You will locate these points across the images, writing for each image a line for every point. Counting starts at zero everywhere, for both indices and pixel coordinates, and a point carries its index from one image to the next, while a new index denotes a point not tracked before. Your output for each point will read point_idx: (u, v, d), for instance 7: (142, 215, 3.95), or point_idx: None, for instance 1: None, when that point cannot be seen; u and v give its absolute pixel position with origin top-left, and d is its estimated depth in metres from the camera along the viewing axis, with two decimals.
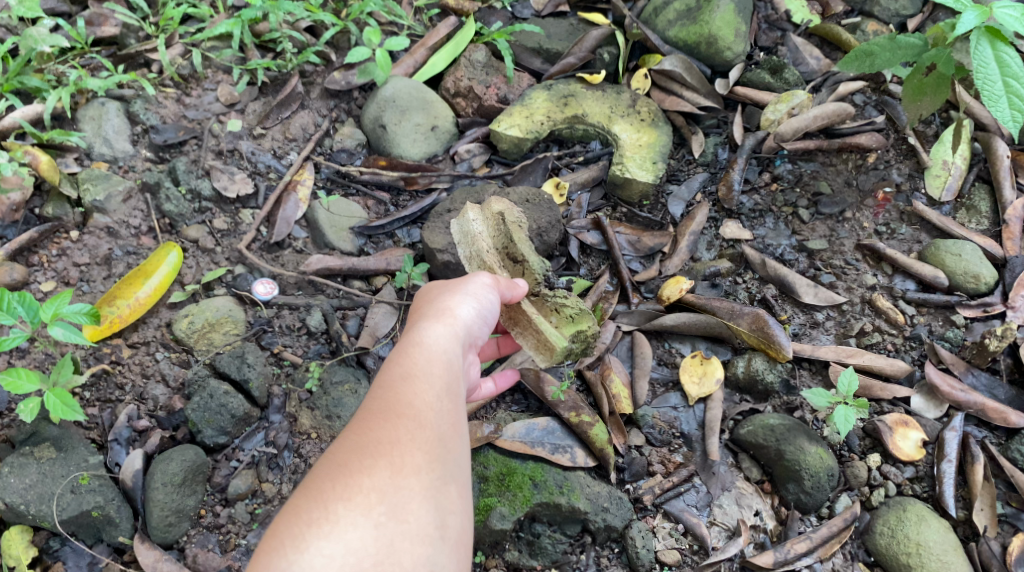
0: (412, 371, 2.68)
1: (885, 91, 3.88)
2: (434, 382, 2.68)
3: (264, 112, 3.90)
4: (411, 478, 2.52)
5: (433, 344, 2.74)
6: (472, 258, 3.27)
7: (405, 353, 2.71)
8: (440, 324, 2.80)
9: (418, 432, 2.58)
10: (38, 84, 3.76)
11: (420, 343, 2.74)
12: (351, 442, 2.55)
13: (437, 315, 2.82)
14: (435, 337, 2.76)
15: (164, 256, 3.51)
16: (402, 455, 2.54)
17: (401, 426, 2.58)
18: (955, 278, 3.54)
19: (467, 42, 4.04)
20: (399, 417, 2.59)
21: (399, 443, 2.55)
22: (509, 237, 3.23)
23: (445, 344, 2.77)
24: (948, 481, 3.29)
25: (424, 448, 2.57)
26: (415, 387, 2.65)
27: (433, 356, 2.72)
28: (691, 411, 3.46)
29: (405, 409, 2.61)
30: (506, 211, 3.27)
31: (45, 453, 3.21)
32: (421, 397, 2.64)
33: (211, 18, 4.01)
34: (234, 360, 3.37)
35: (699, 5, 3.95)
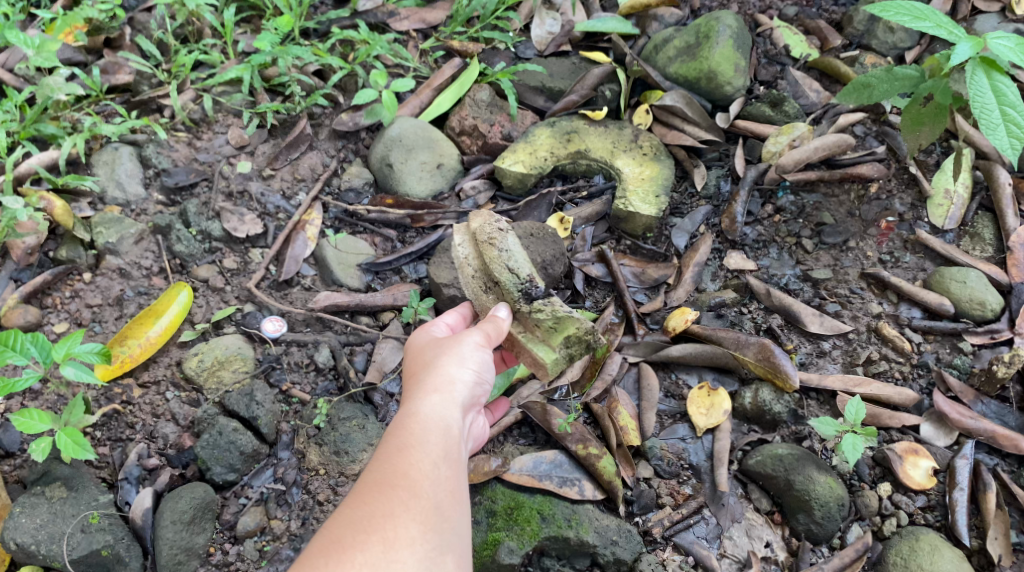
0: (409, 441, 2.70)
1: (885, 122, 3.93)
2: (431, 451, 2.69)
3: (273, 154, 3.97)
4: (407, 551, 2.55)
5: (429, 414, 2.75)
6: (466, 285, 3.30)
7: (402, 424, 2.73)
8: (436, 391, 2.80)
9: (414, 503, 2.60)
10: (54, 131, 3.86)
11: (416, 414, 2.75)
12: (344, 518, 2.58)
13: (432, 382, 2.82)
14: (431, 407, 2.77)
15: (174, 296, 3.57)
16: (397, 527, 2.57)
17: (395, 500, 2.60)
18: (961, 306, 3.54)
19: (471, 82, 4.11)
20: (393, 490, 2.61)
21: (393, 516, 2.58)
22: (484, 259, 3.20)
23: (443, 412, 2.78)
24: (960, 510, 3.26)
25: (419, 518, 2.59)
26: (411, 457, 2.67)
27: (430, 425, 2.74)
28: (699, 443, 3.45)
29: (400, 481, 2.62)
30: (479, 228, 3.23)
31: (57, 492, 3.23)
32: (417, 467, 2.65)
33: (222, 64, 4.10)
34: (244, 398, 3.40)
35: (698, 41, 3.99)
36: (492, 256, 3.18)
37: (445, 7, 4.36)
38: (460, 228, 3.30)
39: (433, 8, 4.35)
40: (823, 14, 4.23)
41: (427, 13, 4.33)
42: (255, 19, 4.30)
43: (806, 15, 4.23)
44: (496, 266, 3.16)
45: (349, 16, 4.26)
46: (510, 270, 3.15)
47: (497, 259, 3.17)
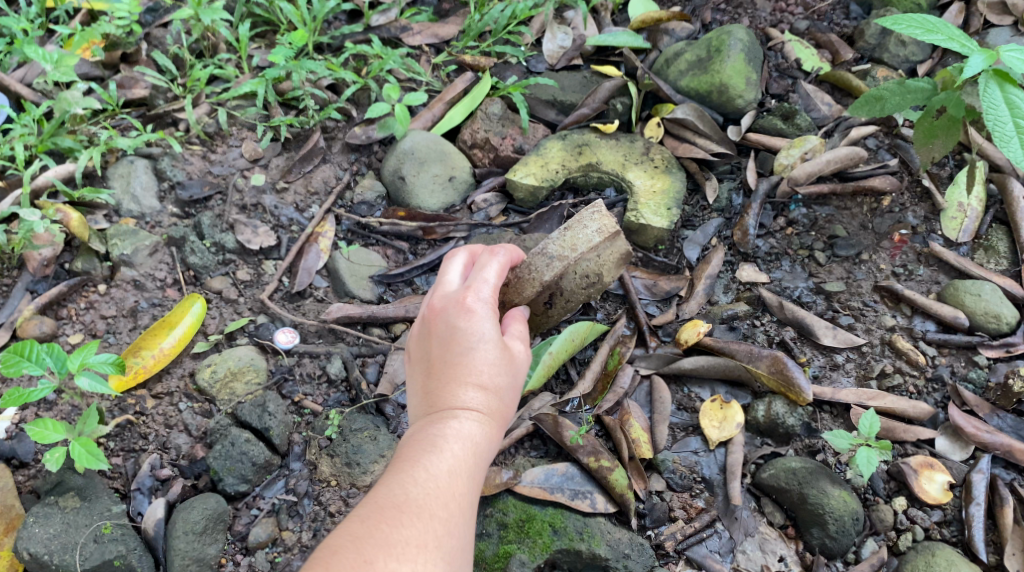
0: (455, 467, 2.74)
1: (897, 135, 3.93)
2: (469, 485, 2.75)
3: (287, 166, 4.00)
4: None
5: (479, 442, 2.80)
6: (550, 264, 3.25)
7: (453, 444, 2.76)
8: (491, 418, 2.85)
9: (446, 538, 2.62)
10: (71, 145, 3.88)
11: (469, 439, 2.79)
12: (379, 537, 2.55)
13: (492, 406, 2.85)
14: (483, 435, 2.82)
15: (188, 307, 3.59)
16: (426, 559, 2.55)
17: (430, 530, 2.61)
18: (976, 318, 3.52)
19: (483, 96, 4.13)
20: (433, 519, 2.63)
21: (425, 548, 2.57)
22: (571, 294, 3.33)
23: (487, 443, 2.83)
24: (977, 524, 3.23)
25: (448, 557, 2.60)
26: (452, 487, 2.71)
27: (477, 454, 2.79)
28: (712, 455, 3.42)
29: (439, 512, 2.65)
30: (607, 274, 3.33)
31: (70, 502, 3.24)
32: (456, 500, 2.70)
33: (236, 78, 4.14)
34: (256, 409, 3.41)
35: (710, 55, 4.00)
36: (574, 295, 3.34)
37: (457, 22, 4.38)
38: (611, 251, 3.29)
39: (445, 23, 4.38)
40: (835, 28, 4.25)
41: (439, 28, 4.36)
42: (270, 34, 4.34)
43: (817, 29, 4.24)
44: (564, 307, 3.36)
45: (363, 31, 4.30)
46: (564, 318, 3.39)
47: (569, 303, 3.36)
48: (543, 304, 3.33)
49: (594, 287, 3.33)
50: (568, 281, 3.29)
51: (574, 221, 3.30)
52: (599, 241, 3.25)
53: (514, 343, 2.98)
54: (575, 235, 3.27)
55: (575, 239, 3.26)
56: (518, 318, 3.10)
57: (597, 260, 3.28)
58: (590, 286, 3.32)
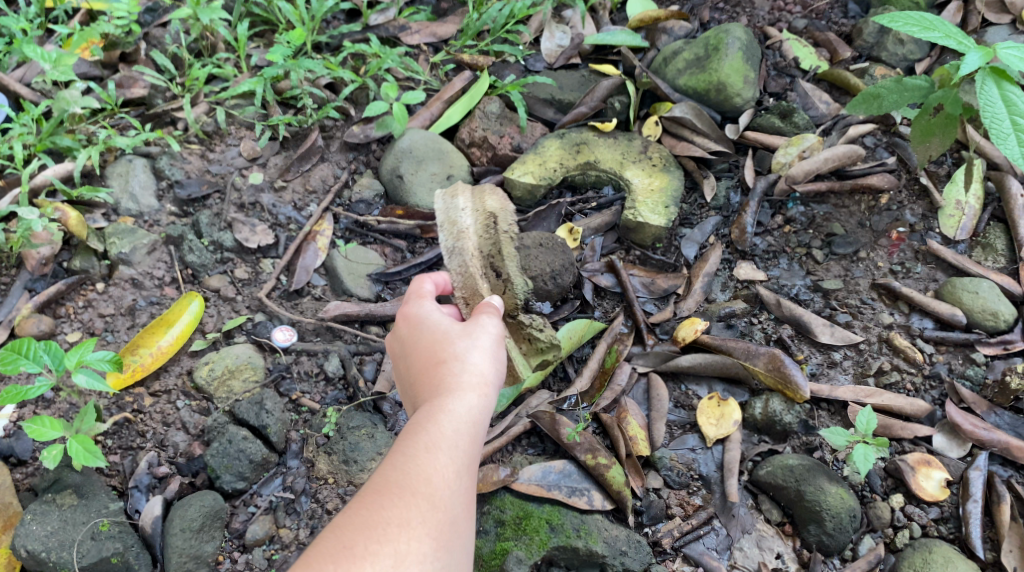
0: (436, 441, 2.72)
1: (895, 133, 3.93)
2: (455, 457, 2.72)
3: (285, 165, 4.00)
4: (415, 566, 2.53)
5: (461, 413, 2.79)
6: (455, 251, 3.37)
7: (431, 421, 2.76)
8: (469, 387, 2.84)
9: (431, 514, 2.61)
10: (69, 144, 3.89)
11: (449, 414, 2.77)
12: (360, 522, 2.56)
13: (466, 376, 2.86)
14: (464, 405, 2.80)
15: (186, 306, 3.60)
16: (407, 538, 2.56)
17: (412, 509, 2.60)
18: (973, 316, 3.52)
19: (481, 95, 4.14)
20: (414, 497, 2.62)
21: (408, 527, 2.57)
22: (498, 246, 3.40)
23: (473, 412, 2.81)
24: (974, 521, 3.23)
25: (433, 533, 2.59)
26: (435, 462, 2.68)
27: (460, 425, 2.77)
28: (709, 453, 3.42)
29: (421, 490, 2.63)
30: (500, 211, 3.43)
31: (67, 500, 3.24)
32: (440, 475, 2.67)
33: (235, 77, 4.14)
34: (253, 407, 3.41)
35: (708, 54, 4.01)
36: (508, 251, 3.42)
37: (456, 21, 4.39)
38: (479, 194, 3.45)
39: (444, 22, 4.39)
40: (833, 27, 4.25)
41: (438, 27, 4.36)
42: (269, 34, 4.35)
43: (815, 27, 4.24)
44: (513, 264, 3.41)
45: (361, 30, 4.30)
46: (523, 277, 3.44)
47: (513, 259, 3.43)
48: (496, 279, 3.40)
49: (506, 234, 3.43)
50: (484, 239, 3.41)
51: (441, 221, 3.43)
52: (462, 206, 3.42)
53: (479, 318, 3.01)
54: (450, 220, 3.41)
55: (451, 220, 3.41)
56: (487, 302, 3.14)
57: (478, 210, 3.42)
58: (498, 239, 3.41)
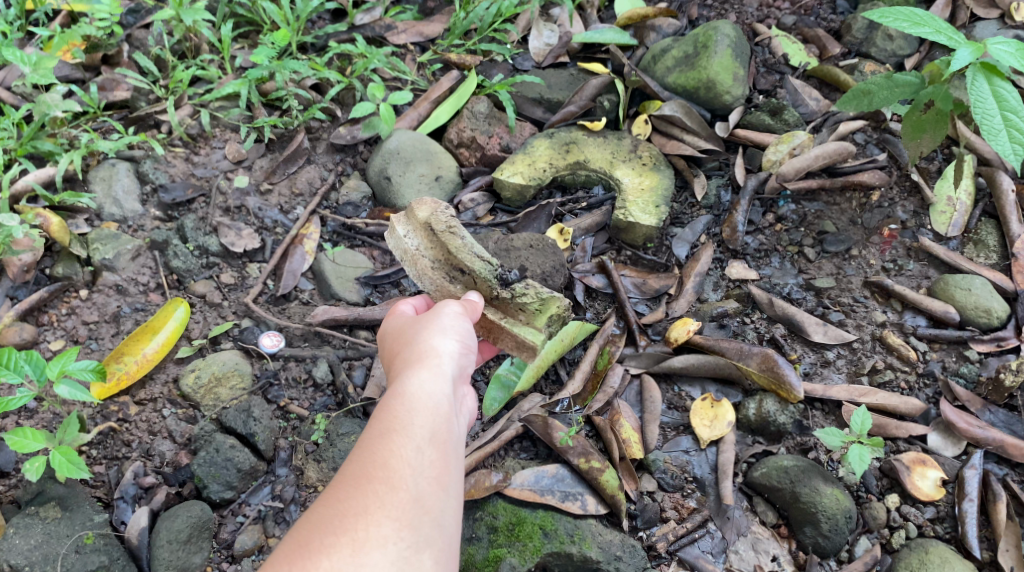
0: (393, 423, 2.63)
1: (885, 129, 3.89)
2: (415, 435, 2.62)
3: (271, 168, 3.95)
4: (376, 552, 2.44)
5: (417, 390, 2.70)
6: (420, 277, 3.31)
7: (389, 405, 2.67)
8: (424, 366, 2.76)
9: (391, 497, 2.52)
10: (51, 148, 3.83)
11: (404, 394, 2.69)
12: (318, 516, 2.49)
13: (421, 357, 2.78)
14: (421, 383, 2.72)
15: (171, 312, 3.55)
16: (367, 526, 2.47)
17: (373, 496, 2.52)
18: (966, 313, 3.50)
19: (469, 95, 4.09)
20: (370, 482, 2.53)
21: (369, 515, 2.49)
22: (445, 248, 3.24)
23: (430, 388, 2.71)
24: (970, 521, 3.20)
25: (396, 515, 2.50)
26: (393, 443, 2.59)
27: (418, 403, 2.68)
28: (703, 455, 3.39)
29: (377, 473, 2.54)
30: (429, 216, 3.25)
31: (51, 513, 3.18)
32: (398, 454, 2.58)
33: (219, 79, 4.09)
34: (241, 414, 3.38)
35: (697, 51, 3.97)
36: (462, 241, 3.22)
37: (442, 20, 4.35)
38: (411, 216, 3.29)
39: (430, 22, 4.35)
40: (822, 23, 4.22)
41: (424, 26, 4.32)
42: (253, 34, 4.30)
43: (804, 23, 4.22)
44: (465, 255, 3.22)
45: (346, 30, 4.26)
46: (483, 259, 3.23)
47: (463, 248, 3.22)
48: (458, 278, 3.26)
49: (451, 231, 3.22)
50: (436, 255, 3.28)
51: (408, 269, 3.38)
52: (402, 226, 3.32)
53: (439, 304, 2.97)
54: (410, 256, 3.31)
55: (410, 256, 3.30)
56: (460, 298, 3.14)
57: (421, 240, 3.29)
58: (449, 233, 3.23)
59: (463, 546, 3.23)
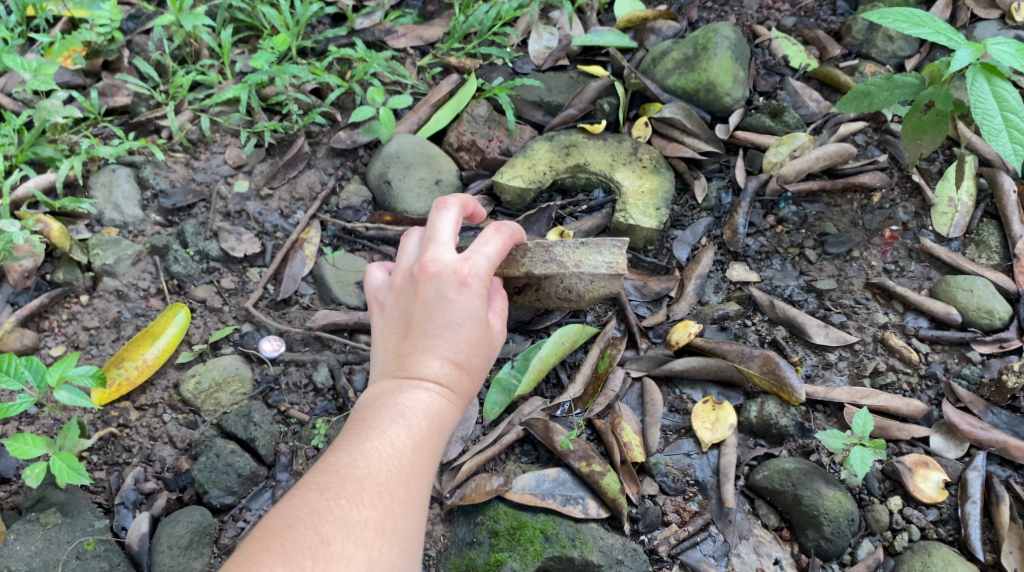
0: (421, 447, 2.70)
1: (886, 130, 3.88)
2: (430, 467, 2.71)
3: (271, 173, 3.95)
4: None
5: (446, 419, 2.77)
6: (545, 264, 3.36)
7: (422, 423, 2.71)
8: (459, 394, 2.81)
9: (404, 524, 2.59)
10: (51, 154, 3.84)
11: (436, 418, 2.74)
12: (341, 517, 2.51)
13: (462, 384, 2.81)
14: (451, 414, 2.78)
15: (172, 317, 3.55)
16: (381, 537, 2.54)
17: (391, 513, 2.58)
18: (968, 314, 3.49)
19: (468, 98, 4.08)
20: (393, 500, 2.59)
21: (383, 533, 2.54)
22: (543, 293, 3.43)
23: (453, 421, 2.79)
24: (973, 523, 3.19)
25: (403, 540, 2.58)
26: (418, 468, 2.67)
27: (441, 432, 2.75)
28: (705, 458, 3.38)
29: (401, 495, 2.61)
30: (586, 300, 3.44)
31: (51, 518, 3.18)
32: (417, 482, 2.65)
33: (220, 84, 4.09)
34: (241, 419, 3.36)
35: (697, 53, 3.97)
36: (548, 299, 3.45)
37: (442, 24, 4.35)
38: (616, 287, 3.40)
39: (430, 25, 4.34)
40: (822, 25, 4.21)
41: (424, 30, 4.32)
42: (253, 39, 4.30)
43: (804, 25, 4.21)
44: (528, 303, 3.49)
45: (346, 35, 4.27)
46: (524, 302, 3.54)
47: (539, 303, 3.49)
48: (513, 289, 3.42)
49: (572, 302, 3.44)
50: (549, 285, 3.40)
51: (595, 243, 3.38)
52: (605, 274, 3.36)
53: (494, 317, 2.95)
54: (582, 257, 3.37)
55: (580, 259, 3.37)
56: (501, 292, 3.06)
57: (587, 284, 3.39)
58: (568, 300, 3.44)
59: (463, 550, 3.22)
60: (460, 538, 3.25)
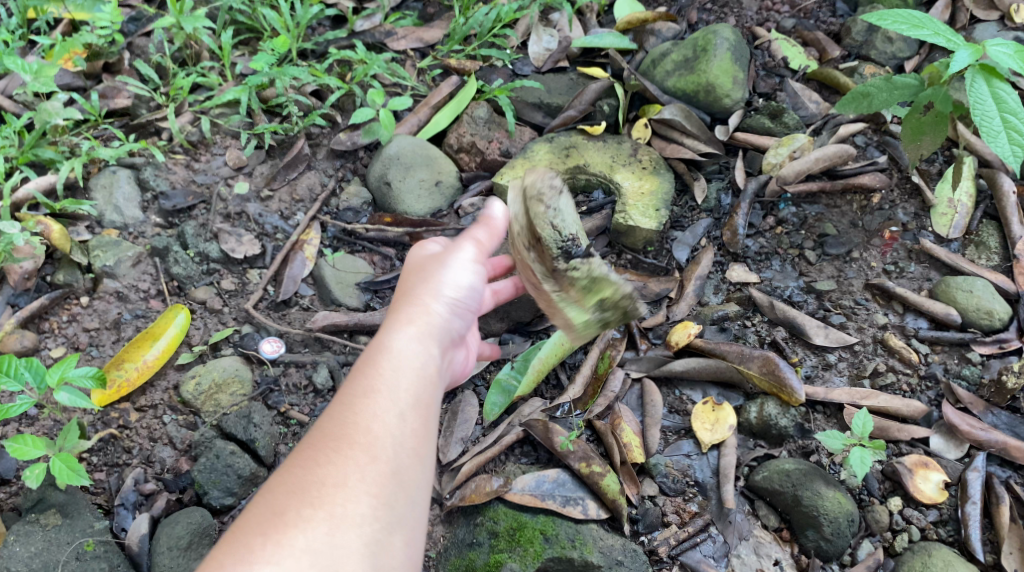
0: (382, 387, 2.63)
1: (885, 132, 3.89)
2: (402, 403, 2.63)
3: (271, 174, 3.95)
4: (364, 545, 2.47)
5: (409, 351, 2.71)
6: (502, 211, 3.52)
7: (383, 366, 2.67)
8: (420, 326, 2.76)
9: (369, 467, 2.54)
10: (52, 156, 3.84)
11: (399, 356, 2.69)
12: (296, 484, 2.52)
13: (418, 318, 2.78)
14: (412, 345, 2.72)
15: (172, 318, 3.56)
16: (354, 506, 2.49)
17: (368, 480, 2.53)
18: (968, 315, 3.49)
19: (468, 100, 4.08)
20: (351, 449, 2.55)
21: (344, 486, 2.51)
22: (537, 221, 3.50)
23: (421, 352, 2.72)
24: (973, 524, 3.19)
25: (373, 487, 2.52)
26: (380, 407, 2.61)
27: (406, 364, 2.68)
28: (704, 459, 3.38)
29: (359, 440, 2.56)
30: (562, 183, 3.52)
31: (51, 519, 3.18)
32: (382, 423, 2.59)
33: (220, 86, 4.09)
34: (241, 420, 3.36)
35: (696, 55, 3.97)
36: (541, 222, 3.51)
37: (442, 26, 4.35)
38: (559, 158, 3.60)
39: (430, 27, 4.35)
40: (821, 26, 4.22)
41: (424, 32, 4.33)
42: (253, 42, 4.30)
43: (803, 27, 4.22)
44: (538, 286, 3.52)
45: (346, 37, 4.27)
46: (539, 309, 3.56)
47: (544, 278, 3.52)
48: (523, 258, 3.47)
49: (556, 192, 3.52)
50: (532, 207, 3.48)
51: None
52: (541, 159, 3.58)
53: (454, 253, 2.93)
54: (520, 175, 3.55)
55: None
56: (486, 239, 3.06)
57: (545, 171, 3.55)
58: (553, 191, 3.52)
59: (464, 551, 3.21)
60: (460, 538, 3.24)
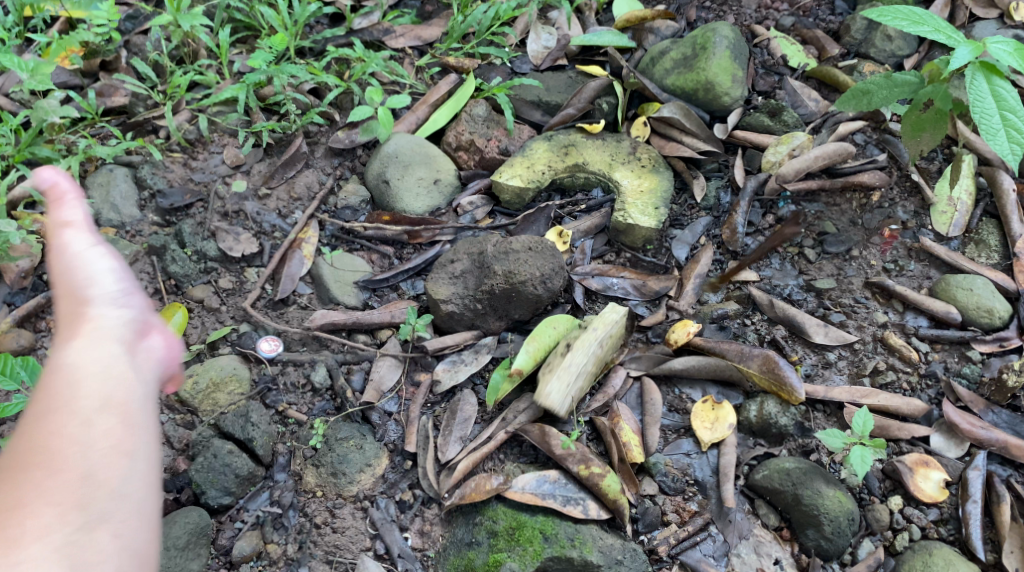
0: (64, 402, 2.26)
1: (885, 130, 3.88)
2: (92, 404, 2.28)
3: (268, 172, 3.93)
4: (57, 553, 2.14)
5: (80, 359, 2.32)
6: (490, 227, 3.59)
7: (49, 382, 2.29)
8: (85, 336, 2.35)
9: (51, 481, 2.18)
10: (49, 154, 3.83)
11: (65, 366, 2.31)
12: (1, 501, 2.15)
13: (79, 327, 2.38)
14: (83, 353, 2.33)
15: (169, 316, 3.56)
16: (34, 520, 2.14)
17: (47, 489, 2.17)
18: (968, 313, 3.48)
19: (467, 98, 4.08)
20: (32, 467, 2.19)
21: (19, 507, 2.15)
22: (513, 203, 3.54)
23: (94, 357, 2.33)
24: (974, 522, 3.18)
25: (60, 500, 2.17)
26: (61, 419, 2.24)
27: (79, 372, 2.30)
28: (704, 458, 3.36)
29: (37, 458, 2.20)
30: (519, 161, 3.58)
31: None
32: (63, 432, 2.23)
33: (218, 84, 4.08)
34: (239, 419, 3.35)
35: (695, 53, 3.96)
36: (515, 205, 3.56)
37: (440, 24, 4.34)
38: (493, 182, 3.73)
39: (429, 25, 4.34)
40: (820, 24, 4.21)
41: (422, 30, 4.32)
42: (251, 40, 4.29)
43: (802, 24, 4.20)
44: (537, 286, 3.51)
45: (344, 35, 4.26)
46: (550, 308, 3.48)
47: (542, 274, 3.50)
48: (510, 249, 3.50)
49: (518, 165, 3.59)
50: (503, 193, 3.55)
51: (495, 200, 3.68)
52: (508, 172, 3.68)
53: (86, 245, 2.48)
54: None
55: None
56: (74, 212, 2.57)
57: None
58: None
59: (462, 551, 3.20)
60: (459, 538, 3.23)
